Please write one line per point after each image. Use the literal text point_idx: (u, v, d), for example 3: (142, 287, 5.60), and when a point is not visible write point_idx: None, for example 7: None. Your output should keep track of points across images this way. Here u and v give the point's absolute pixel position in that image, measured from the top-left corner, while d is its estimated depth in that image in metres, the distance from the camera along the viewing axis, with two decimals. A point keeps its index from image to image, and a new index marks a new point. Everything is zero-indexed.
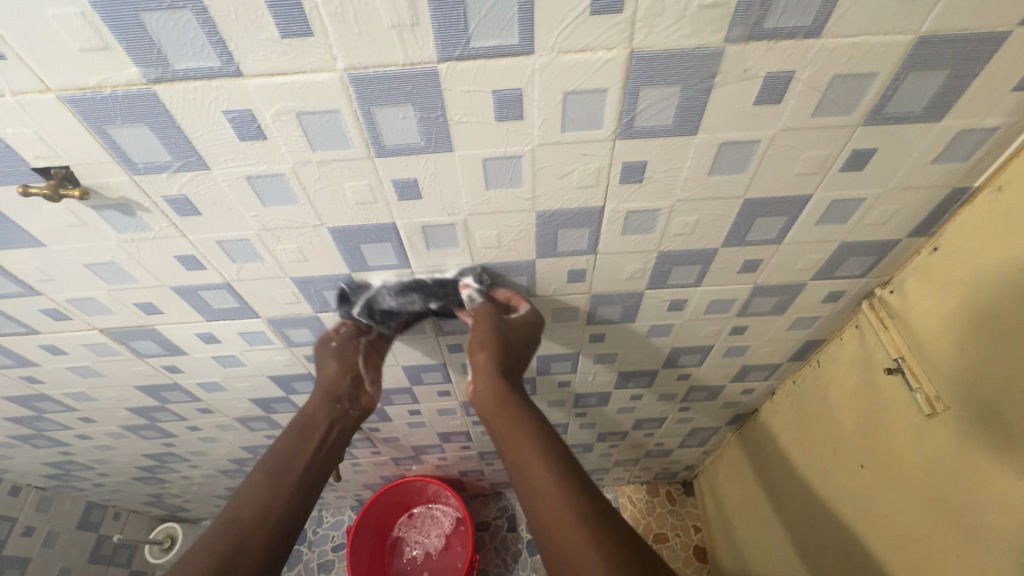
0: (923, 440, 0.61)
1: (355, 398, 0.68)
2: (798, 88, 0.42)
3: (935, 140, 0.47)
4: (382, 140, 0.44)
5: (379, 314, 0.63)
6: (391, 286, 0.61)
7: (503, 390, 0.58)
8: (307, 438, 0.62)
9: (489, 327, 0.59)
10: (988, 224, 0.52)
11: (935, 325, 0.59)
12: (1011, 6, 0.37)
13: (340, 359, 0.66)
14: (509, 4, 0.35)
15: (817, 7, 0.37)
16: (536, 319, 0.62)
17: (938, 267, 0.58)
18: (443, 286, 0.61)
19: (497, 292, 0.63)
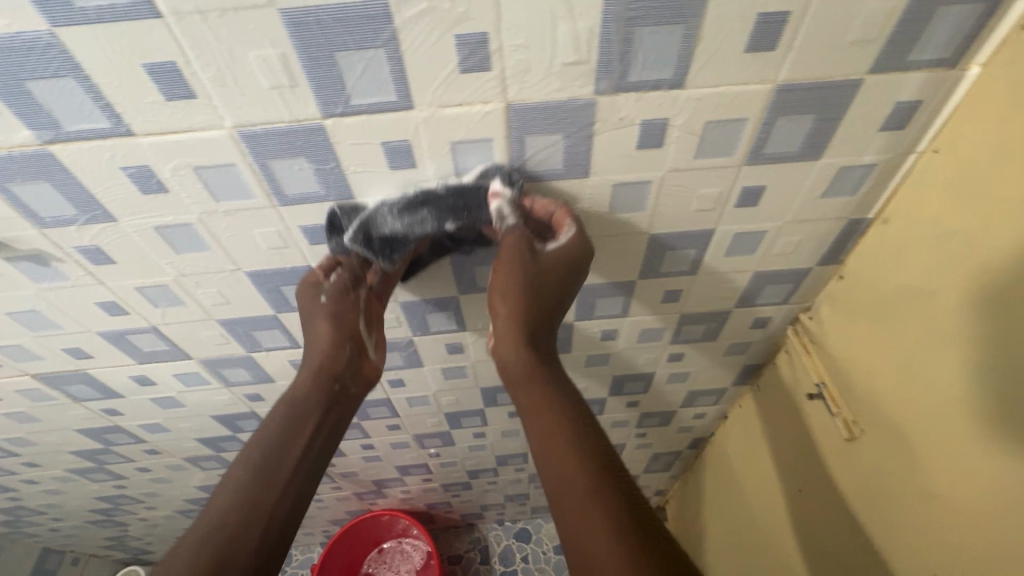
0: (934, 440, 0.49)
1: (354, 373, 0.54)
2: (675, 132, 0.44)
3: (820, 176, 0.50)
4: (283, 191, 0.45)
5: (380, 246, 0.49)
6: (394, 204, 0.46)
7: (536, 363, 0.48)
8: (295, 428, 0.50)
9: (516, 264, 0.47)
10: (967, 189, 0.44)
11: (920, 307, 0.50)
12: (859, 57, 0.40)
13: (334, 321, 0.52)
14: (381, 65, 0.37)
15: (675, 62, 0.39)
16: (584, 244, 0.47)
17: (908, 247, 0.50)
18: (459, 193, 0.46)
19: (535, 204, 0.48)
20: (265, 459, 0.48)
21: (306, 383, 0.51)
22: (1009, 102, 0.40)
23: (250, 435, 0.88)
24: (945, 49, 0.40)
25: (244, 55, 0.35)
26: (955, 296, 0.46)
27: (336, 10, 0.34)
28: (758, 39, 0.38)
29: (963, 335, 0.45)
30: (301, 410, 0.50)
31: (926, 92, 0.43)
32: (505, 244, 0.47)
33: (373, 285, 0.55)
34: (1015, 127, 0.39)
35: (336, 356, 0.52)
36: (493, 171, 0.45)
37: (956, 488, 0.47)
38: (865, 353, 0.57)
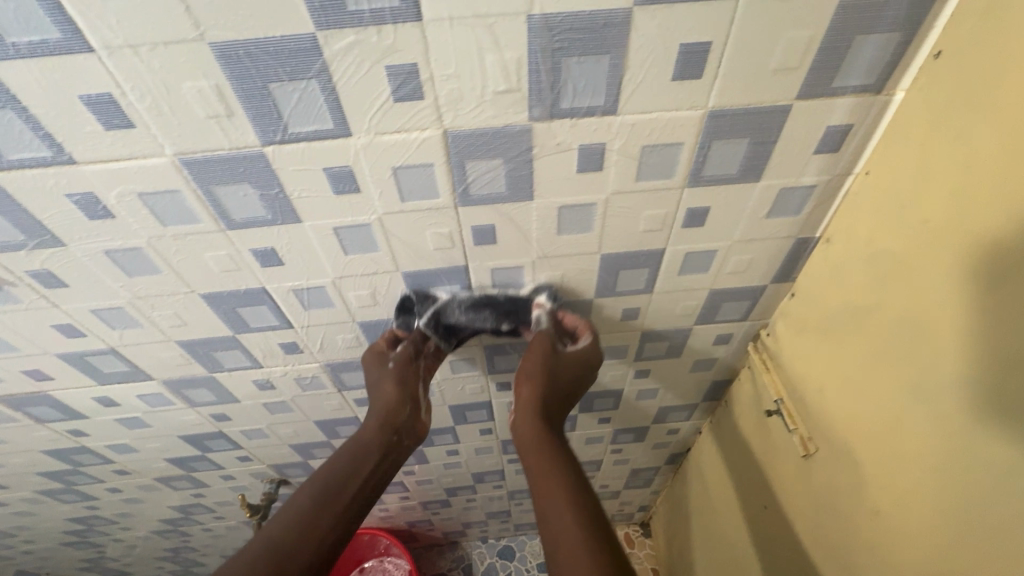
0: (898, 450, 0.47)
1: (410, 432, 0.58)
2: (613, 157, 0.45)
3: (762, 197, 0.51)
4: (229, 216, 0.46)
5: (443, 329, 0.60)
6: (462, 300, 0.58)
7: (546, 433, 0.53)
8: (354, 466, 0.52)
9: (541, 357, 0.57)
10: (901, 201, 0.44)
11: (908, 271, 0.44)
12: (785, 84, 0.41)
13: (401, 383, 0.58)
14: (315, 95, 0.38)
15: (605, 89, 0.40)
16: (596, 351, 0.60)
17: (853, 264, 0.51)
18: (514, 301, 0.59)
19: (567, 317, 0.61)
20: (325, 486, 0.50)
21: (370, 431, 0.55)
22: (929, 123, 0.41)
23: (220, 455, 0.88)
24: (869, 75, 0.41)
25: (179, 86, 0.36)
26: (902, 301, 0.45)
27: (265, 44, 0.35)
28: (683, 67, 0.39)
29: (912, 337, 0.45)
30: (361, 451, 0.54)
31: (855, 117, 0.44)
32: (535, 342, 0.58)
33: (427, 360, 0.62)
34: (937, 138, 0.40)
35: (399, 413, 0.57)
36: (543, 288, 0.59)
37: (925, 498, 0.44)
38: (822, 372, 0.57)
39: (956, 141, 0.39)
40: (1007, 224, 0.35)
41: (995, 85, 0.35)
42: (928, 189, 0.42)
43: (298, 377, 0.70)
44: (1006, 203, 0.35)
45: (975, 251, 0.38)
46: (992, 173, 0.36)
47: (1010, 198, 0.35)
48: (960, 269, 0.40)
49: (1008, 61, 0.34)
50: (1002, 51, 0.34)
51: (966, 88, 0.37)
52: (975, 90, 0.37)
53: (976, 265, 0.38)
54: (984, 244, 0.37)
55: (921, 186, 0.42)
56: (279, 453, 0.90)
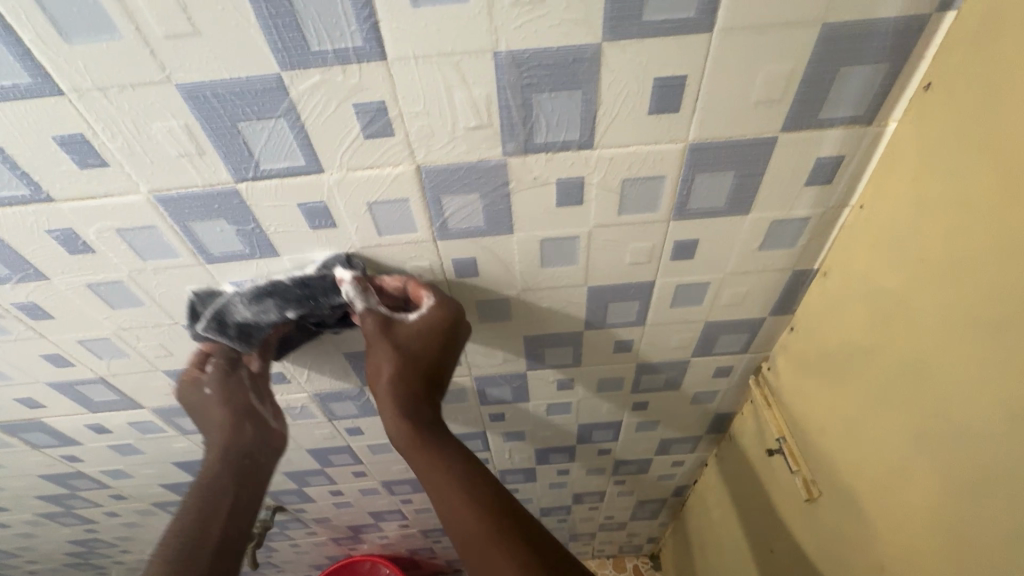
0: (912, 505, 0.43)
1: (262, 445, 0.56)
2: (593, 190, 0.44)
3: (753, 230, 0.49)
4: (207, 250, 0.46)
5: (237, 331, 0.52)
6: (244, 294, 0.49)
7: (421, 429, 0.47)
8: (209, 507, 0.50)
9: (382, 344, 0.48)
10: (910, 236, 0.41)
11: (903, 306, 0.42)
12: (768, 117, 0.39)
13: (225, 402, 0.54)
14: (284, 133, 0.38)
15: (579, 123, 0.39)
16: (441, 313, 0.48)
17: (857, 298, 0.47)
18: (302, 283, 0.48)
19: (386, 283, 0.49)
20: (182, 539, 0.48)
21: (213, 465, 0.53)
22: (928, 158, 0.38)
23: None
24: (858, 106, 0.39)
25: (149, 126, 0.37)
26: (917, 345, 0.41)
27: (232, 85, 0.35)
28: (659, 101, 0.38)
29: (929, 385, 0.40)
30: (212, 490, 0.52)
31: (847, 148, 0.42)
32: (367, 326, 0.48)
33: (254, 368, 0.56)
34: (947, 171, 0.37)
35: (236, 433, 0.55)
36: (333, 261, 0.47)
37: (938, 560, 0.41)
38: (829, 410, 0.53)
39: (961, 177, 0.36)
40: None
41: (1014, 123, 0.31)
42: (943, 226, 0.38)
43: (286, 406, 0.69)
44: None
45: (1001, 302, 0.34)
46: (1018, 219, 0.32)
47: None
48: (986, 318, 0.35)
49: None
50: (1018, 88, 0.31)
51: (957, 125, 0.35)
52: (985, 126, 0.33)
53: (1002, 316, 0.34)
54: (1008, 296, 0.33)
55: (933, 222, 0.38)
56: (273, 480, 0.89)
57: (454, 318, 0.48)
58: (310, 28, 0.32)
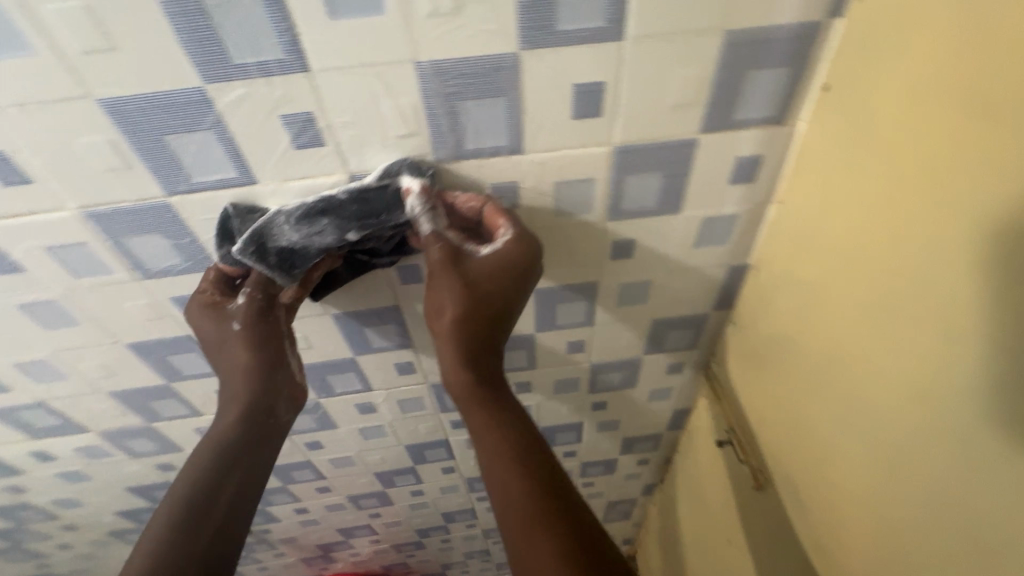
0: (837, 485, 0.45)
1: (286, 396, 0.48)
2: (528, 193, 0.45)
3: (686, 228, 0.51)
4: (143, 265, 0.46)
5: (279, 259, 0.44)
6: (292, 212, 0.41)
7: (477, 386, 0.45)
8: (223, 465, 0.44)
9: (449, 280, 0.42)
10: (823, 229, 0.43)
11: (829, 274, 0.43)
12: (686, 119, 0.41)
13: (252, 344, 0.45)
14: (213, 146, 0.38)
15: (506, 129, 0.40)
16: (522, 248, 0.41)
17: (784, 290, 0.50)
18: (361, 198, 0.41)
19: (461, 201, 0.42)
20: (194, 496, 0.42)
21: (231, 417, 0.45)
22: (834, 156, 0.41)
23: None
24: (769, 108, 0.41)
25: (72, 141, 0.36)
26: (834, 333, 0.43)
27: (155, 99, 0.35)
28: (581, 106, 0.39)
29: (847, 370, 0.42)
30: (227, 448, 0.45)
31: (763, 148, 0.44)
32: (432, 254, 0.42)
33: (290, 302, 0.47)
34: (851, 168, 0.39)
35: (260, 384, 0.46)
36: (398, 167, 0.40)
37: (858, 534, 0.43)
38: (767, 399, 0.55)
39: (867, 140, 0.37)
40: (927, 273, 0.33)
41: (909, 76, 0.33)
42: (848, 220, 0.40)
43: None
44: (930, 246, 0.33)
45: (904, 263, 0.35)
46: (910, 215, 0.34)
47: (934, 243, 0.32)
48: (887, 307, 0.37)
49: (921, 103, 0.32)
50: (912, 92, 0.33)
51: (854, 119, 0.38)
52: (881, 126, 0.35)
53: (900, 306, 0.36)
54: (905, 287, 0.35)
55: (841, 216, 0.40)
56: None
57: (532, 257, 0.41)
58: (230, 42, 0.33)
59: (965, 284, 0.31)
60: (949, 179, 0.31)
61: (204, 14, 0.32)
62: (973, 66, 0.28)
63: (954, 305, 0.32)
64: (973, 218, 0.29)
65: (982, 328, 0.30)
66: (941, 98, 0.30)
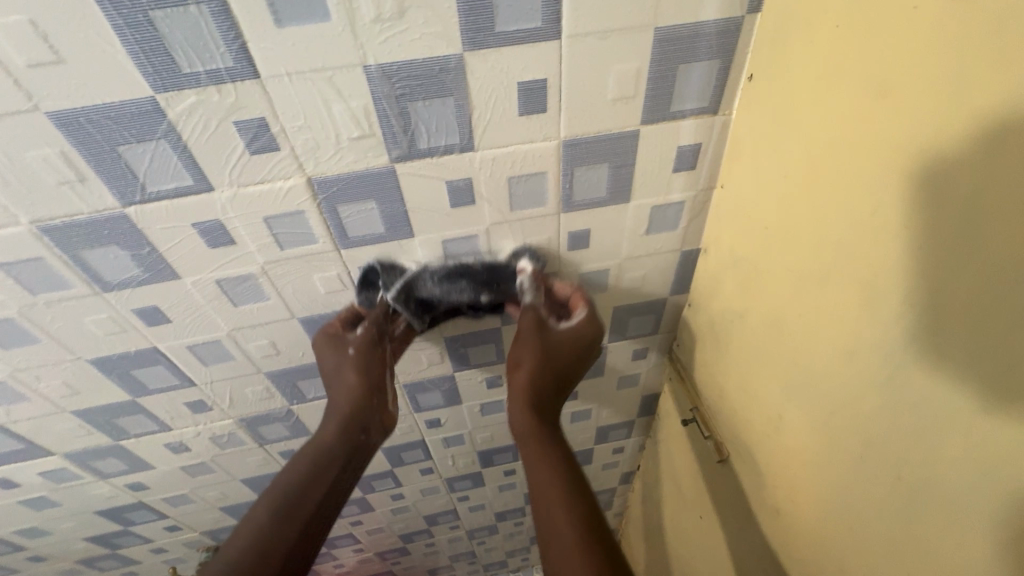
0: (791, 456, 0.48)
1: (380, 426, 0.49)
2: (482, 188, 0.47)
3: (637, 216, 0.53)
4: (102, 278, 0.46)
5: (416, 305, 0.53)
6: (437, 272, 0.51)
7: (541, 428, 0.46)
8: (310, 476, 0.43)
9: (531, 339, 0.50)
10: (764, 212, 0.45)
11: (771, 236, 0.45)
12: (626, 112, 0.44)
13: (365, 370, 0.49)
14: (167, 155, 0.39)
15: (457, 128, 0.42)
16: (594, 327, 0.51)
17: (732, 271, 0.52)
18: (494, 270, 0.52)
19: (557, 286, 0.54)
20: (285, 493, 0.42)
21: (333, 427, 0.46)
22: (766, 141, 0.43)
23: (144, 527, 0.83)
24: (702, 99, 0.44)
25: (22, 155, 0.37)
26: (784, 303, 0.45)
27: (105, 110, 0.36)
28: (526, 103, 0.41)
29: (796, 348, 0.44)
30: (326, 457, 0.45)
31: (701, 136, 0.47)
32: (523, 320, 0.52)
33: (397, 335, 0.53)
34: (788, 155, 0.41)
35: (362, 406, 0.48)
36: (523, 251, 0.53)
37: (810, 503, 0.46)
38: (725, 376, 0.58)
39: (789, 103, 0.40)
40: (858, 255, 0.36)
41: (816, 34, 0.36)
42: (788, 204, 0.42)
43: (212, 435, 0.68)
44: (861, 229, 0.35)
45: (836, 202, 0.37)
46: (840, 200, 0.36)
47: (863, 226, 0.35)
48: (827, 288, 0.39)
49: (850, 95, 0.34)
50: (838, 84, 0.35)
51: (777, 95, 0.41)
52: (812, 116, 0.37)
53: (839, 287, 0.38)
54: (841, 269, 0.37)
55: (780, 200, 0.43)
56: (209, 519, 0.85)
57: (598, 336, 0.51)
58: (179, 51, 0.34)
59: (897, 251, 0.32)
60: (862, 106, 0.33)
61: (151, 25, 0.33)
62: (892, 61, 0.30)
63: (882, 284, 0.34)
64: (889, 136, 0.31)
65: (906, 235, 0.32)
66: (844, 40, 0.33)
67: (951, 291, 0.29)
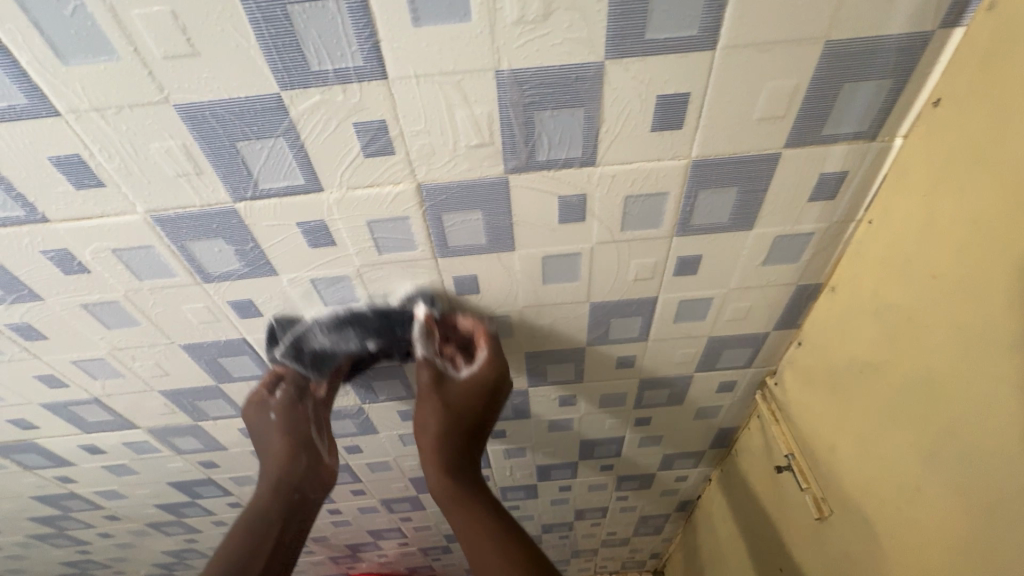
0: (925, 528, 0.42)
1: (313, 481, 0.54)
2: (596, 207, 0.43)
3: (756, 246, 0.48)
4: (205, 269, 0.45)
5: (311, 357, 0.54)
6: (324, 321, 0.51)
7: (457, 477, 0.49)
8: (251, 538, 0.48)
9: (432, 395, 0.52)
10: (932, 254, 0.39)
11: (903, 278, 0.42)
12: (770, 133, 0.39)
13: (286, 432, 0.54)
14: (283, 153, 0.37)
15: (581, 141, 0.38)
16: (496, 368, 0.51)
17: (870, 315, 0.47)
18: (381, 315, 0.50)
19: (459, 320, 0.52)
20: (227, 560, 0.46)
21: (266, 491, 0.52)
22: (951, 175, 0.37)
23: (210, 500, 0.86)
24: (862, 122, 0.39)
25: (146, 147, 0.36)
26: (909, 347, 0.42)
27: (230, 105, 0.34)
28: (662, 118, 0.37)
29: (931, 400, 0.41)
30: (262, 519, 0.50)
31: (851, 164, 0.42)
32: (422, 376, 0.53)
33: (320, 396, 0.57)
34: (986, 193, 0.34)
35: (290, 465, 0.53)
36: (416, 295, 0.50)
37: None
38: (843, 426, 0.52)
39: (952, 139, 0.36)
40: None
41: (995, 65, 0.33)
42: (970, 248, 0.36)
43: None
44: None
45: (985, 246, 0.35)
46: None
47: None
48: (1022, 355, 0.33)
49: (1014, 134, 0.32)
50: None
51: (950, 130, 0.36)
52: (1015, 153, 0.32)
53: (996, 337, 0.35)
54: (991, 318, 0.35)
55: (953, 243, 0.37)
56: None
57: (503, 372, 0.51)
58: (311, 49, 0.32)
59: None
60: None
61: (287, 19, 0.31)
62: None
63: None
64: None
65: None
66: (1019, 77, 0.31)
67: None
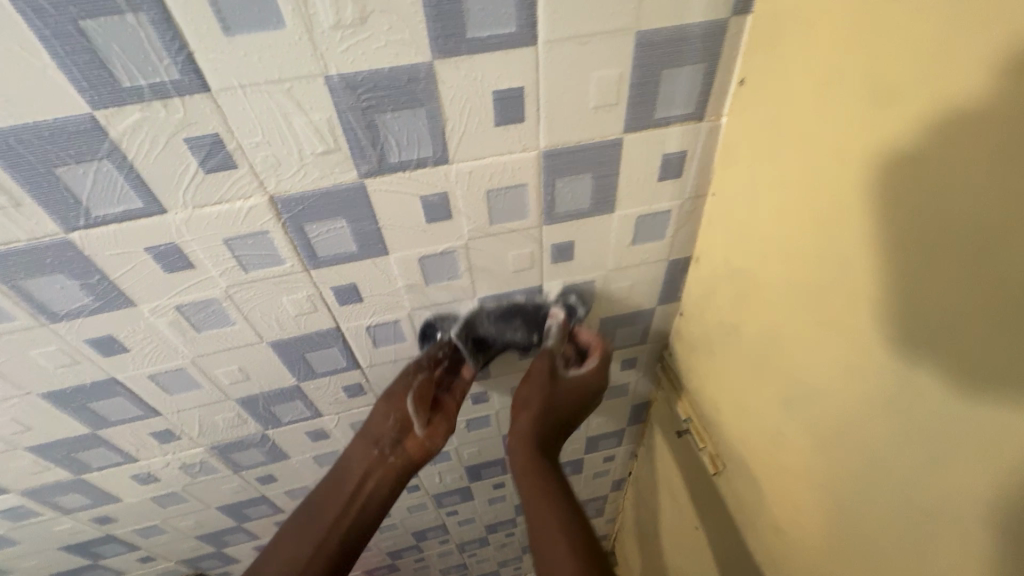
0: (789, 467, 0.47)
1: (400, 444, 0.57)
2: (460, 203, 0.44)
3: (623, 227, 0.51)
4: (49, 308, 0.42)
5: (471, 345, 0.57)
6: (489, 312, 0.56)
7: (539, 453, 0.54)
8: (342, 483, 0.55)
9: (540, 382, 0.56)
10: (759, 218, 0.43)
11: (744, 244, 0.46)
12: (608, 120, 0.42)
13: (390, 396, 0.56)
14: (111, 176, 0.35)
15: (430, 141, 0.39)
16: (601, 379, 0.58)
17: (727, 281, 0.51)
18: (538, 312, 0.57)
19: (585, 331, 0.58)
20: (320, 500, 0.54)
21: (354, 445, 0.57)
22: (759, 147, 0.41)
23: (115, 560, 0.79)
24: (688, 105, 0.42)
25: None
26: (757, 305, 0.46)
27: (37, 129, 0.32)
28: (502, 114, 0.39)
29: (781, 352, 0.45)
30: (349, 467, 0.56)
31: (688, 143, 0.45)
32: (539, 362, 0.57)
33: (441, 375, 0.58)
34: (811, 168, 0.36)
35: (381, 425, 0.56)
36: (569, 292, 0.56)
37: (806, 509, 0.45)
38: (721, 384, 0.56)
39: (759, 116, 0.40)
40: (895, 292, 0.32)
41: (779, 46, 0.37)
42: (786, 211, 0.40)
43: (182, 464, 0.64)
44: (864, 241, 0.33)
45: (795, 209, 0.39)
46: (846, 221, 0.34)
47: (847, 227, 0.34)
48: (829, 296, 0.37)
49: (800, 107, 0.36)
50: (847, 101, 0.32)
51: (755, 108, 0.41)
52: (805, 123, 0.36)
53: (814, 286, 0.39)
54: (809, 272, 0.39)
55: (772, 207, 0.41)
56: (184, 548, 0.81)
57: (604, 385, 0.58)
58: (117, 65, 0.31)
59: (849, 244, 0.35)
60: (810, 118, 0.35)
61: (82, 35, 0.29)
62: (958, 82, 0.25)
63: (898, 318, 0.32)
64: (833, 139, 0.34)
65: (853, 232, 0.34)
66: (796, 57, 0.35)
67: (967, 339, 0.28)
